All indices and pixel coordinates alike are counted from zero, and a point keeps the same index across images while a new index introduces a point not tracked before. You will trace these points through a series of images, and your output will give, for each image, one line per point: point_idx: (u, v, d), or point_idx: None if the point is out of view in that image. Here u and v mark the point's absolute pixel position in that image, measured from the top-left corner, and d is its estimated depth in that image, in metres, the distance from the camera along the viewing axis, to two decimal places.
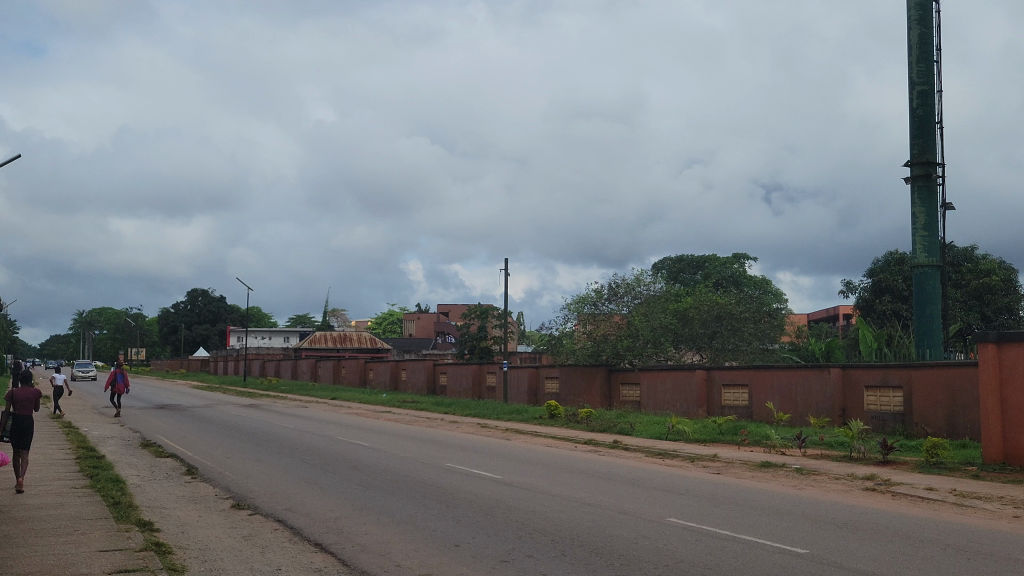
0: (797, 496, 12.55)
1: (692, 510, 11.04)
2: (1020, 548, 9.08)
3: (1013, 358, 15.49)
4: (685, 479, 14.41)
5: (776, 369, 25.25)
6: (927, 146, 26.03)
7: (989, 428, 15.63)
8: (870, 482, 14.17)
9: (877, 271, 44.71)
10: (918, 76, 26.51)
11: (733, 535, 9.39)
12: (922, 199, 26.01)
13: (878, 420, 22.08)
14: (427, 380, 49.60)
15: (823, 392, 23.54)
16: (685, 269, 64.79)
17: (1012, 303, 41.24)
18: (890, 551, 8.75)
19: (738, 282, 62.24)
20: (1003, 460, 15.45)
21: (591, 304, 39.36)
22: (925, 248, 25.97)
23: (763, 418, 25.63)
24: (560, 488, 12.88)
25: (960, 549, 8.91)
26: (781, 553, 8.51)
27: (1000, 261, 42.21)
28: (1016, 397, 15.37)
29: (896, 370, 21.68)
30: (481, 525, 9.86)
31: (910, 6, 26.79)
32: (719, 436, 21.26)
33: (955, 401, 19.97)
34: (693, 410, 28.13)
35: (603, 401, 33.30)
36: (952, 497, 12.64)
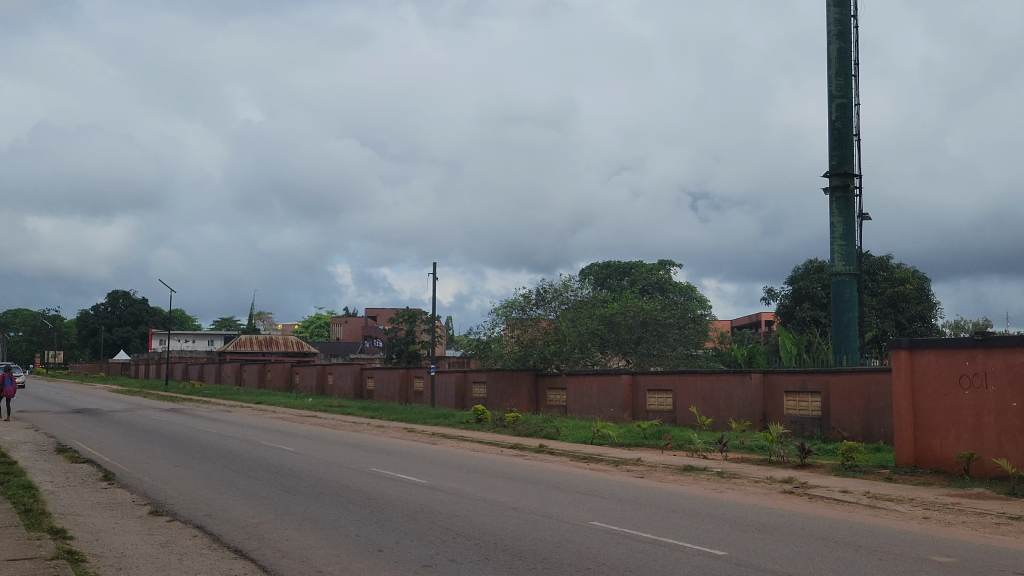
0: (716, 499, 12.76)
1: (615, 513, 11.18)
2: (928, 548, 9.38)
3: (924, 365, 16.01)
4: (609, 483, 14.52)
5: (699, 374, 25.68)
6: (845, 158, 26.75)
7: (902, 433, 16.10)
8: (789, 485, 14.49)
9: (797, 278, 45.77)
10: (837, 89, 27.19)
11: (654, 538, 9.51)
12: (840, 209, 26.73)
13: (797, 424, 22.59)
14: (354, 384, 49.24)
15: (744, 397, 23.99)
16: (611, 275, 65.49)
17: (925, 311, 42.62)
18: (805, 551, 8.98)
19: (664, 288, 63.09)
20: (914, 463, 15.94)
21: (519, 309, 39.48)
22: (843, 257, 26.70)
23: (687, 423, 26.03)
24: (485, 493, 12.89)
25: (874, 550, 9.18)
26: (702, 555, 8.66)
27: (914, 270, 43.56)
28: (926, 402, 15.90)
29: (815, 376, 22.22)
30: (406, 530, 9.83)
31: (829, 21, 27.51)
32: (643, 441, 21.50)
33: (871, 406, 20.56)
34: (619, 415, 28.42)
35: (530, 406, 33.46)
36: (865, 499, 13.01)
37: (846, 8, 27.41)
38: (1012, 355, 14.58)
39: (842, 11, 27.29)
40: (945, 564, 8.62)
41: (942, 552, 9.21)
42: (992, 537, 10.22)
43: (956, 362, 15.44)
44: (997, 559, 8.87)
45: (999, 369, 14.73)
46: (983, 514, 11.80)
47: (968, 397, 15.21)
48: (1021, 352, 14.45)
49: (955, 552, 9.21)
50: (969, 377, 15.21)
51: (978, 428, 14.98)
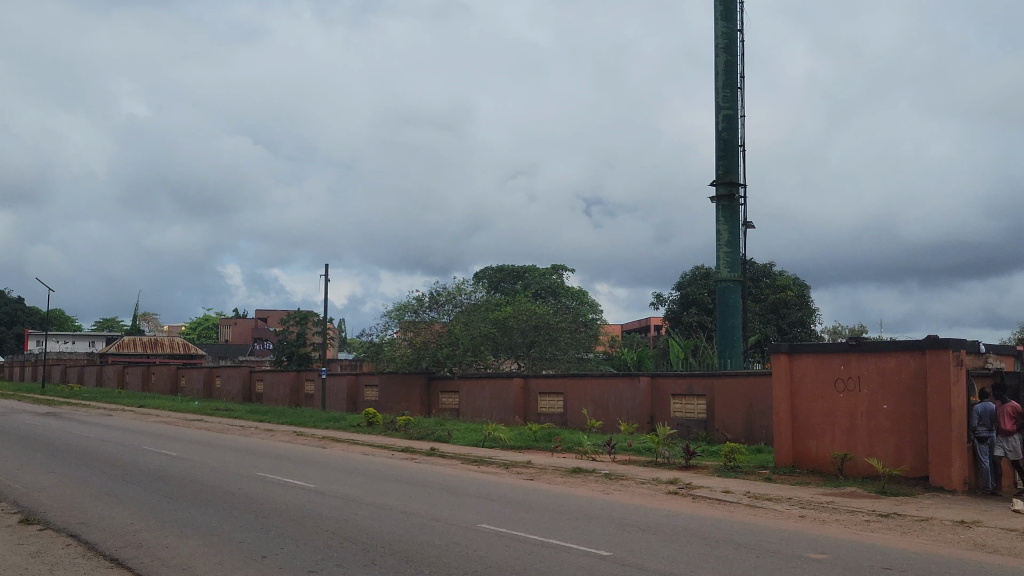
0: (604, 501, 12.96)
1: (505, 516, 11.21)
2: (803, 546, 9.74)
3: (802, 368, 16.59)
4: (500, 486, 14.55)
5: (590, 377, 26.03)
6: (731, 167, 27.54)
7: (781, 434, 16.62)
8: (673, 486, 14.83)
9: (685, 283, 46.90)
10: (724, 101, 27.98)
11: (540, 540, 9.60)
12: (726, 217, 27.52)
13: (683, 426, 23.14)
14: (242, 387, 48.18)
15: (633, 400, 24.41)
16: (505, 278, 65.87)
17: (805, 317, 44.23)
18: (687, 551, 9.20)
19: (556, 292, 63.72)
20: (793, 463, 16.52)
21: (412, 312, 39.27)
22: (728, 263, 27.46)
23: (578, 425, 26.36)
24: (373, 496, 12.77)
25: (752, 548, 9.45)
26: (588, 556, 8.80)
27: (795, 277, 45.12)
28: (804, 404, 16.48)
29: (700, 379, 22.79)
30: (292, 536, 9.67)
31: (716, 35, 28.30)
32: (533, 443, 21.68)
33: (753, 409, 21.23)
34: (509, 418, 28.58)
35: (422, 409, 33.35)
36: (746, 498, 13.44)
37: (732, 22, 28.24)
38: (883, 359, 15.24)
39: (728, 25, 28.11)
40: (820, 560, 8.95)
41: (816, 548, 9.57)
42: (864, 535, 10.65)
43: (832, 365, 16.06)
44: (870, 556, 9.25)
45: (872, 373, 15.38)
46: (856, 512, 12.30)
47: (843, 400, 15.84)
48: (891, 356, 15.12)
49: (827, 548, 9.58)
50: (845, 380, 15.83)
51: (851, 428, 15.64)
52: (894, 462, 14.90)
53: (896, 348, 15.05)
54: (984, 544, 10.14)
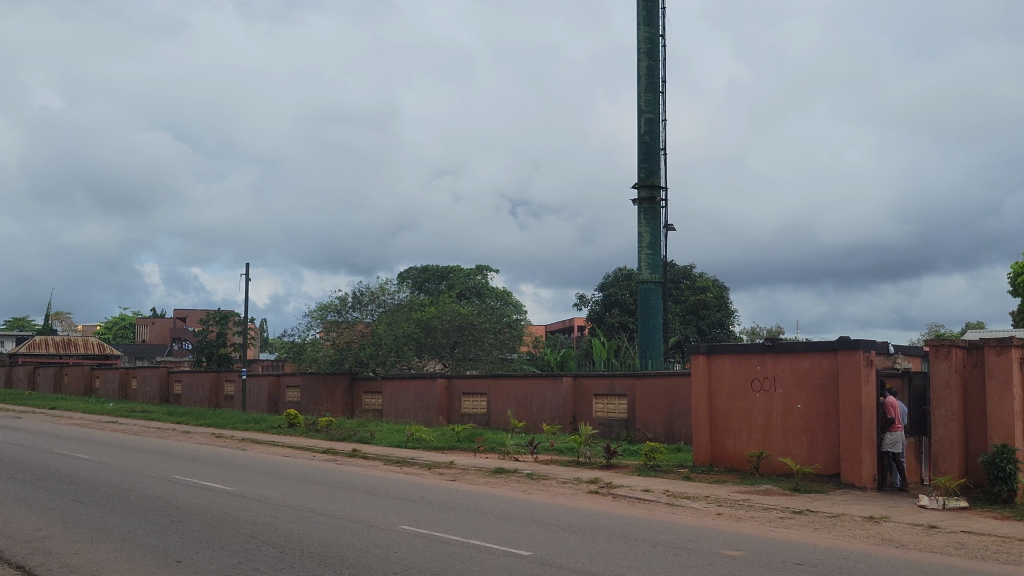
0: (526, 501, 13.01)
1: (425, 517, 11.18)
2: (719, 543, 9.92)
3: (720, 367, 16.89)
4: (421, 487, 14.52)
5: (513, 378, 26.12)
6: (653, 170, 27.90)
7: (699, 433, 16.90)
8: (594, 485, 14.98)
9: (607, 285, 47.40)
10: (646, 105, 28.34)
11: (461, 540, 9.61)
12: (648, 220, 27.89)
13: (605, 426, 23.40)
14: (160, 389, 47.13)
15: (555, 400, 24.57)
16: (430, 279, 65.68)
17: (724, 318, 45.05)
18: (607, 549, 9.29)
19: (480, 293, 63.76)
20: (710, 461, 16.81)
21: (335, 312, 38.88)
22: (649, 265, 27.82)
23: (501, 425, 26.44)
24: (294, 499, 12.60)
25: (669, 546, 9.60)
26: (508, 556, 8.82)
27: (714, 278, 45.93)
28: (722, 404, 16.79)
29: (621, 380, 23.05)
30: (208, 540, 9.50)
31: (639, 39, 28.64)
32: (457, 444, 21.69)
33: (673, 408, 21.57)
34: (432, 418, 28.50)
35: (344, 410, 33.06)
36: (664, 497, 13.65)
37: (655, 27, 28.62)
38: (797, 360, 15.64)
39: (651, 29, 28.48)
40: (735, 557, 9.13)
41: (732, 545, 9.75)
42: (779, 532, 10.89)
43: (748, 366, 16.42)
44: (781, 551, 9.46)
45: (786, 373, 15.77)
46: (770, 509, 12.60)
47: (758, 399, 16.20)
48: (805, 357, 15.52)
49: (740, 545, 9.80)
50: (760, 380, 16.20)
51: (767, 427, 16.00)
52: (807, 460, 15.29)
53: (810, 349, 15.44)
54: (891, 539, 10.47)
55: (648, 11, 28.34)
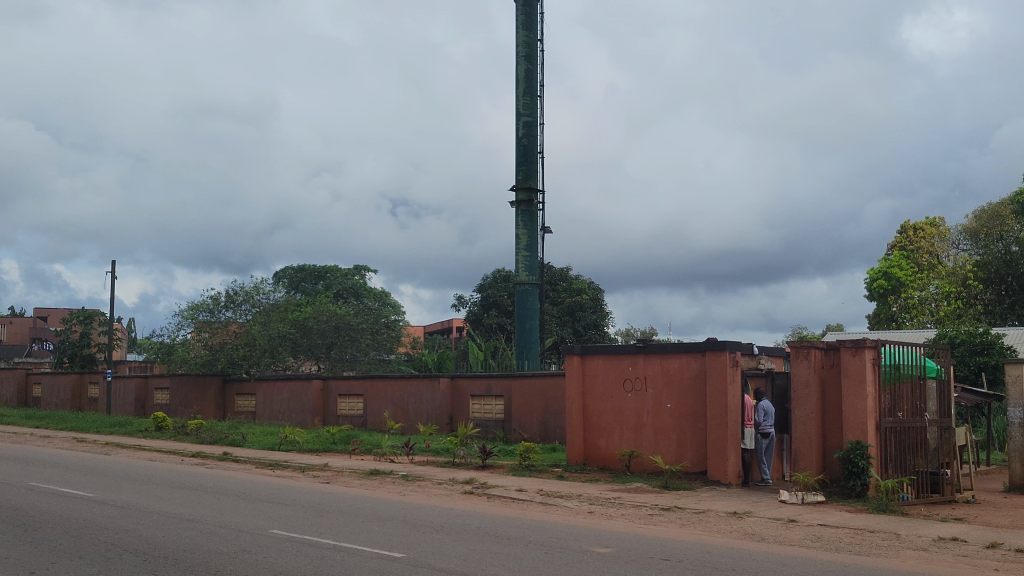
0: (402, 503, 12.97)
1: (297, 521, 11.01)
2: (590, 540, 10.12)
3: (593, 368, 17.18)
4: (294, 490, 14.30)
5: (389, 379, 25.97)
6: (530, 173, 28.19)
7: (573, 433, 17.15)
8: (468, 486, 15.06)
9: (486, 286, 47.61)
10: (524, 108, 28.62)
11: (332, 544, 9.51)
12: (525, 222, 28.16)
13: (482, 426, 23.52)
14: (17, 391, 44.85)
15: (432, 401, 24.53)
16: (306, 279, 64.46)
17: (599, 319, 45.91)
18: (480, 549, 9.34)
19: (358, 293, 63.10)
20: (583, 461, 17.08)
21: (207, 312, 37.78)
22: (526, 267, 28.09)
23: (378, 427, 26.25)
24: (159, 504, 12.21)
25: (542, 545, 9.74)
26: (380, 558, 8.78)
27: (590, 280, 46.71)
28: (595, 403, 17.08)
29: (498, 380, 23.20)
30: (65, 549, 9.11)
31: (518, 43, 28.87)
32: (332, 446, 21.42)
33: (548, 409, 21.86)
34: (307, 420, 28.07)
35: (216, 411, 32.22)
36: (537, 496, 13.81)
37: (533, 31, 28.91)
38: (667, 361, 16.07)
39: (529, 34, 28.76)
40: (605, 554, 9.31)
41: (602, 543, 9.94)
42: (648, 528, 11.15)
43: (620, 366, 16.76)
44: (647, 548, 9.70)
45: (657, 374, 16.17)
46: (640, 507, 12.90)
47: (630, 399, 16.56)
48: (675, 358, 15.95)
49: (610, 542, 9.99)
50: (632, 380, 16.56)
51: (638, 427, 16.38)
52: (677, 458, 15.73)
53: (678, 350, 15.89)
54: (753, 533, 10.89)
55: (527, 16, 28.62)
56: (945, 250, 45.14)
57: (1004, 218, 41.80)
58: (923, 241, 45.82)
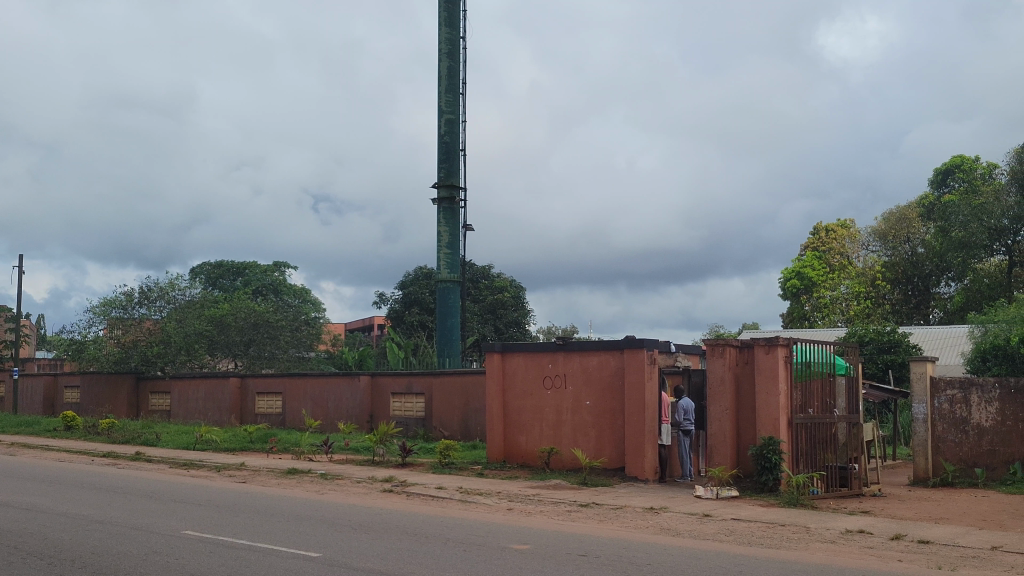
0: (320, 501, 12.85)
1: (211, 521, 10.81)
2: (507, 538, 10.14)
3: (514, 365, 17.25)
4: (209, 490, 14.05)
5: (309, 377, 25.68)
6: (452, 171, 28.14)
7: (494, 431, 17.19)
8: (387, 484, 14.98)
9: (407, 283, 47.41)
10: (446, 105, 28.53)
11: (247, 544, 9.36)
12: (447, 220, 28.10)
13: (402, 425, 23.41)
14: None
15: (352, 399, 24.33)
16: (224, 275, 63.09)
17: (520, 317, 46.11)
18: (397, 547, 9.31)
19: (278, 290, 62.22)
20: (504, 458, 17.14)
21: (120, 308, 36.70)
22: (448, 265, 28.04)
23: (297, 425, 25.92)
24: (66, 506, 11.85)
25: (460, 542, 9.73)
26: (296, 558, 8.68)
27: (511, 279, 46.86)
28: (515, 401, 17.14)
29: (419, 378, 23.13)
30: None
31: (440, 40, 28.74)
32: (249, 445, 21.07)
33: (469, 407, 21.90)
34: (224, 419, 27.56)
35: (129, 411, 31.42)
36: (457, 494, 13.81)
37: (456, 28, 28.81)
38: (587, 358, 16.22)
39: (452, 31, 28.65)
40: (523, 551, 9.35)
41: (519, 540, 10.00)
42: (566, 524, 11.24)
43: (540, 364, 16.86)
44: (565, 544, 9.79)
45: (576, 371, 16.33)
46: (558, 503, 12.99)
47: (550, 396, 16.67)
48: (594, 355, 16.12)
49: (528, 539, 10.05)
50: (551, 378, 16.67)
51: (557, 424, 16.51)
52: (595, 455, 15.90)
53: (597, 348, 16.06)
54: (668, 529, 11.07)
55: (449, 13, 28.51)
56: (854, 251, 45.65)
57: (910, 222, 42.90)
58: (834, 242, 46.74)
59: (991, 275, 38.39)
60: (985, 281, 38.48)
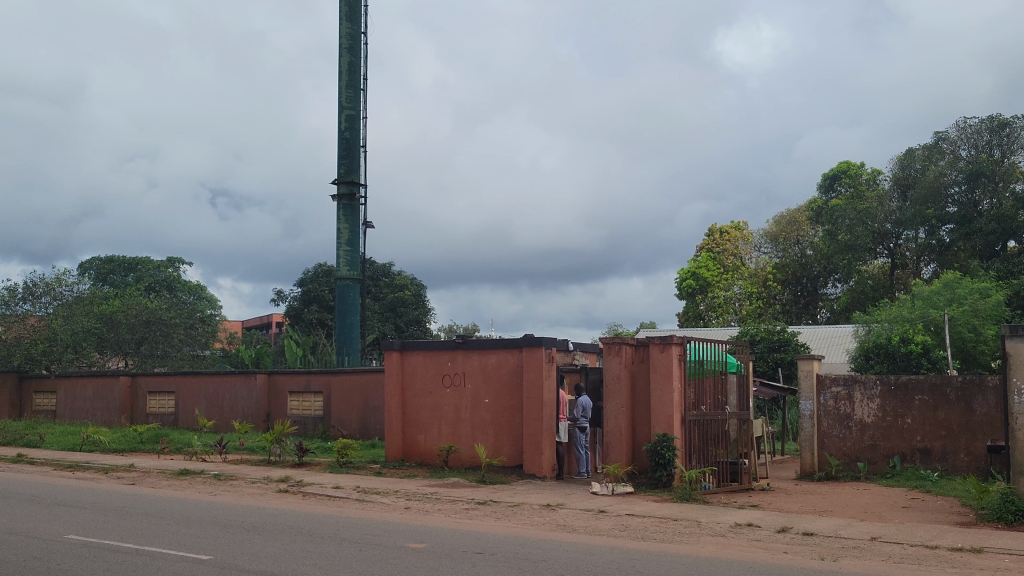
0: (212, 502, 12.58)
1: (95, 525, 10.46)
2: (404, 537, 10.10)
3: (413, 364, 17.17)
4: (94, 492, 13.57)
5: (204, 375, 25.06)
6: (352, 167, 27.86)
7: (392, 429, 17.08)
8: (283, 484, 14.76)
9: (306, 281, 46.72)
10: (347, 101, 28.23)
11: (134, 548, 9.09)
12: (346, 216, 27.80)
13: (300, 424, 23.09)
14: None
15: (248, 398, 23.86)
16: (115, 270, 60.91)
17: (421, 316, 45.95)
18: (290, 549, 9.18)
19: (171, 286, 60.54)
20: (402, 457, 17.07)
21: (2, 304, 35.17)
22: (348, 262, 27.78)
23: (190, 425, 25.29)
24: None
25: (355, 542, 9.65)
26: (185, 561, 8.46)
27: (412, 277, 46.67)
28: (414, 399, 17.08)
29: (317, 376, 22.83)
30: None
31: (341, 35, 28.37)
32: (139, 446, 20.47)
33: (368, 405, 21.71)
34: (113, 419, 26.67)
35: (11, 411, 30.13)
36: (353, 493, 13.70)
37: (357, 24, 28.50)
38: (486, 357, 16.28)
39: (353, 26, 28.31)
40: (418, 550, 9.33)
41: (416, 538, 9.96)
42: (463, 522, 11.28)
43: (439, 362, 16.83)
44: (463, 542, 9.78)
45: (475, 370, 16.36)
46: (455, 501, 12.99)
47: (448, 394, 16.66)
48: (493, 354, 16.19)
49: (424, 537, 10.03)
50: (450, 377, 16.66)
51: (456, 422, 16.51)
52: (493, 453, 15.98)
53: (497, 346, 16.13)
54: (564, 525, 11.19)
55: (350, 7, 28.17)
56: (747, 253, 47.19)
57: (800, 224, 45.06)
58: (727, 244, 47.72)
59: (875, 276, 40.07)
60: (870, 282, 39.99)
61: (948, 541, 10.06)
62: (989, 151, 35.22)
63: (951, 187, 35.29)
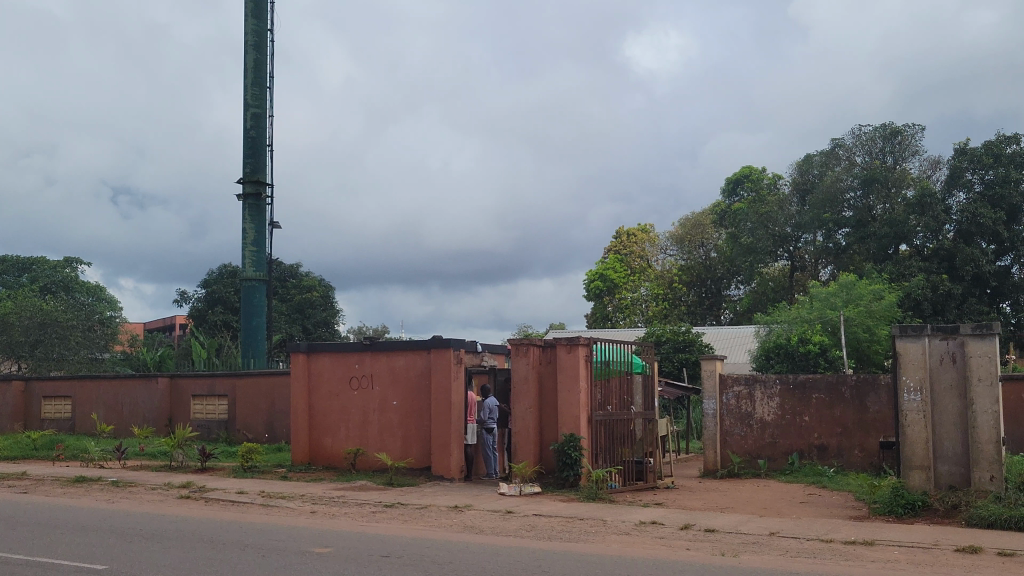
0: (109, 510, 12.21)
1: None
2: (308, 541, 9.97)
3: (320, 366, 16.97)
4: None
5: (102, 379, 24.29)
6: (258, 166, 27.38)
7: (298, 433, 16.84)
8: (184, 490, 14.41)
9: (211, 282, 45.75)
10: (252, 99, 27.76)
11: (24, 559, 8.74)
12: (252, 216, 27.30)
13: (204, 428, 22.58)
14: None
15: (149, 402, 23.23)
16: (7, 270, 58.56)
17: (329, 317, 45.53)
18: (190, 557, 8.96)
19: (68, 287, 58.50)
20: (308, 460, 16.85)
21: None
22: (254, 263, 27.29)
23: (87, 431, 24.49)
24: None
25: (257, 548, 9.48)
26: (80, 573, 8.16)
27: (320, 278, 46.15)
28: (320, 402, 16.87)
29: (222, 379, 22.37)
30: None
31: (246, 31, 27.83)
32: (32, 453, 19.73)
33: (274, 409, 21.38)
34: (5, 425, 25.64)
35: None
36: (258, 498, 13.47)
37: (263, 21, 28.02)
38: (394, 359, 16.19)
39: (258, 23, 27.82)
40: (323, 554, 9.22)
41: (320, 543, 9.82)
42: (370, 526, 11.18)
43: (347, 364, 16.66)
44: (367, 546, 9.70)
45: (384, 371, 16.25)
46: (362, 505, 12.89)
47: (356, 397, 16.51)
48: (401, 355, 16.11)
49: (329, 542, 9.92)
50: (358, 378, 16.51)
51: (363, 424, 16.38)
52: (401, 455, 15.92)
53: (405, 348, 16.05)
54: (471, 526, 11.21)
55: (256, 4, 27.69)
56: (653, 254, 47.63)
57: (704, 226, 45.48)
58: (635, 245, 48.39)
59: (775, 277, 41.01)
60: (771, 283, 41.08)
61: (842, 535, 10.39)
62: (882, 158, 36.79)
63: (847, 192, 36.56)
